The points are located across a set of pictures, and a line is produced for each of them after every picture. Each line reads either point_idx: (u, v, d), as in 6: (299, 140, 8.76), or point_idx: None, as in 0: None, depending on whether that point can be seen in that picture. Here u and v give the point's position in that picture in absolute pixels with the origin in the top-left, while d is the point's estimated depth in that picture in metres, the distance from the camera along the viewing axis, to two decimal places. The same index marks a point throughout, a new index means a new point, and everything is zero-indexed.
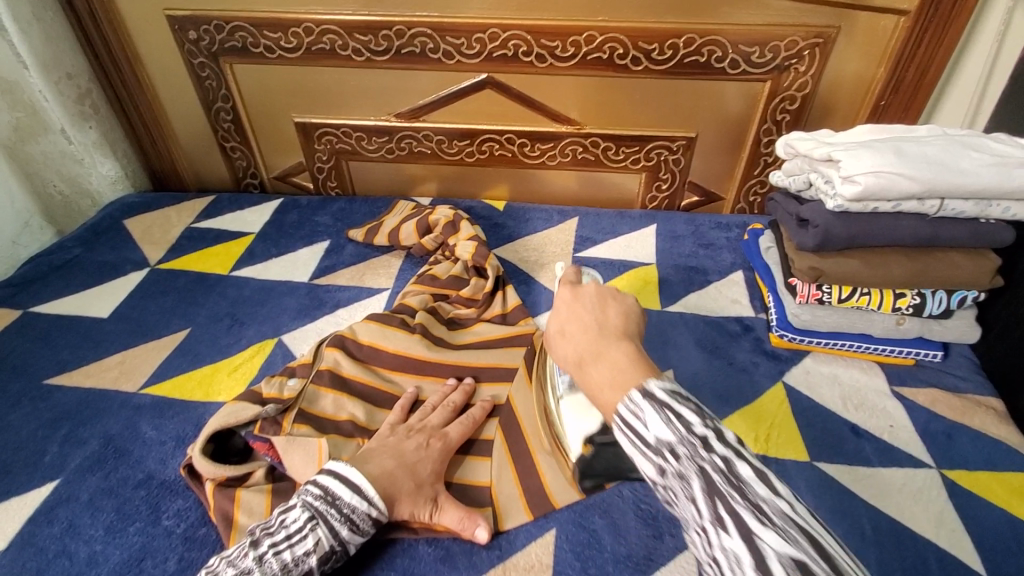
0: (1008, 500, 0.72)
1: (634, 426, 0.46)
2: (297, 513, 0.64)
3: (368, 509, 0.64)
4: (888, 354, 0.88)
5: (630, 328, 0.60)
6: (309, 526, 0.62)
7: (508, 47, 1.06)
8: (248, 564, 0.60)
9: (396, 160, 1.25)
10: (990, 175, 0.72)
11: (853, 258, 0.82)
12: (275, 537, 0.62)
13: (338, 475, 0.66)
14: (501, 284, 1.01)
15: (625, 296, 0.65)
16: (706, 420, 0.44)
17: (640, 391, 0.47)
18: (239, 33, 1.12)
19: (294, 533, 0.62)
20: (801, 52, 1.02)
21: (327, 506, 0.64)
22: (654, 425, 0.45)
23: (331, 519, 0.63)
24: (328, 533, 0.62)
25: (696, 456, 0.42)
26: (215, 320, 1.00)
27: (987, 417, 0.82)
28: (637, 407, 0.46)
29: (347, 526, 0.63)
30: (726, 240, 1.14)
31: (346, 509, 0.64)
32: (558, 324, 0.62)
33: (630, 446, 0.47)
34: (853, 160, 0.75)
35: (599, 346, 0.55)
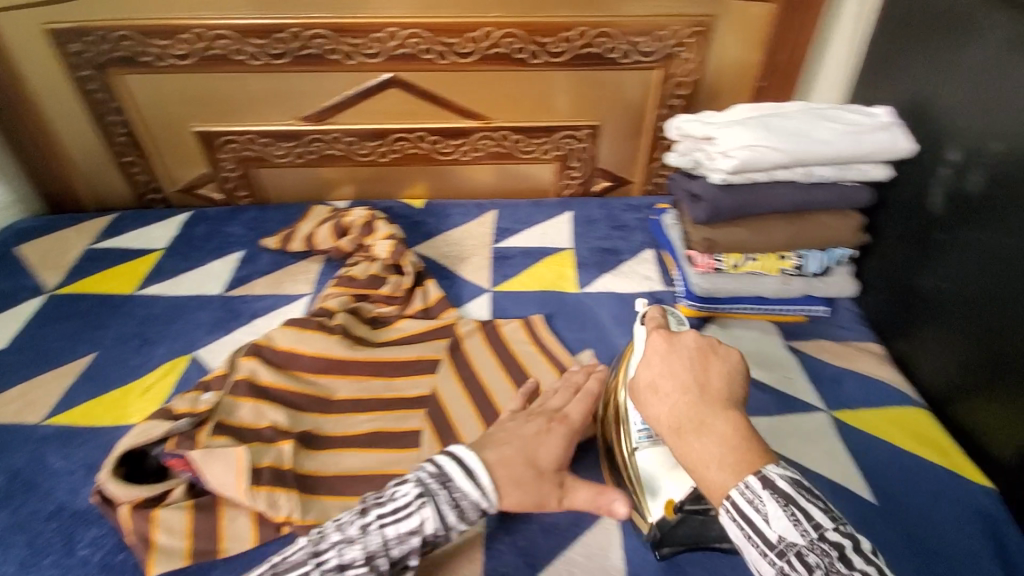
0: (887, 431, 0.81)
1: (751, 515, 0.49)
2: (410, 486, 0.61)
3: (480, 500, 0.60)
4: (783, 313, 0.96)
5: (735, 389, 0.58)
6: (418, 503, 0.59)
7: (409, 45, 1.07)
8: (354, 532, 0.58)
9: (307, 165, 1.23)
10: (844, 143, 0.80)
11: (740, 227, 0.89)
12: (383, 507, 0.60)
13: (457, 458, 0.62)
14: (421, 280, 1.03)
15: (727, 348, 0.61)
16: (837, 524, 0.48)
17: (761, 480, 0.50)
18: (124, 42, 1.07)
19: (401, 508, 0.59)
20: (684, 40, 1.09)
21: (440, 485, 0.60)
22: (779, 519, 0.48)
23: (442, 500, 0.60)
24: (433, 515, 0.59)
25: (830, 567, 0.46)
26: (123, 342, 0.95)
27: (868, 360, 0.91)
28: (756, 496, 0.50)
29: (455, 512, 0.60)
30: (637, 221, 1.20)
31: (457, 494, 0.60)
32: (651, 375, 0.60)
33: (741, 535, 0.50)
34: (727, 137, 0.82)
35: (704, 420, 0.55)
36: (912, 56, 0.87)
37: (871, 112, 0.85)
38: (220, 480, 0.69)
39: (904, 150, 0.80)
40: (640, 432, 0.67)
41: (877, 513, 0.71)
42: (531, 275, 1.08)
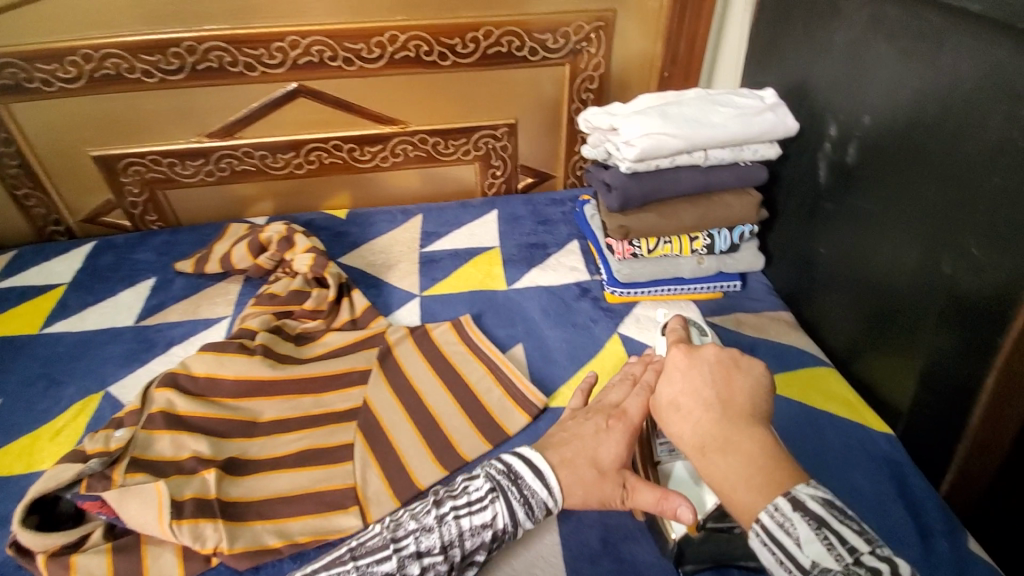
0: (798, 392, 0.86)
1: (782, 540, 0.46)
2: (481, 480, 0.62)
3: (547, 499, 0.61)
4: (698, 291, 1.01)
5: (762, 403, 0.55)
6: (489, 498, 0.61)
7: (312, 53, 1.05)
8: (429, 521, 0.60)
9: (218, 182, 1.18)
10: (735, 126, 0.85)
11: (651, 212, 0.92)
12: (457, 500, 0.61)
13: (526, 456, 0.63)
14: (345, 291, 1.01)
15: (748, 361, 0.58)
16: (874, 548, 0.45)
17: (792, 502, 0.47)
18: (8, 69, 1.00)
19: (475, 500, 0.61)
20: (588, 35, 1.12)
21: (511, 481, 0.61)
22: (812, 543, 0.45)
23: (513, 496, 0.61)
24: (505, 510, 0.60)
25: None
26: (27, 386, 0.88)
27: (779, 327, 0.97)
28: (787, 519, 0.46)
29: (525, 508, 0.60)
30: (561, 214, 1.22)
31: (527, 491, 0.61)
32: (672, 392, 0.58)
33: (772, 562, 0.47)
34: (629, 128, 0.85)
35: (732, 440, 0.52)
36: (792, 43, 0.92)
37: (760, 95, 0.90)
38: (142, 517, 0.66)
39: (790, 129, 0.86)
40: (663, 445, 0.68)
41: None
42: (459, 277, 1.08)
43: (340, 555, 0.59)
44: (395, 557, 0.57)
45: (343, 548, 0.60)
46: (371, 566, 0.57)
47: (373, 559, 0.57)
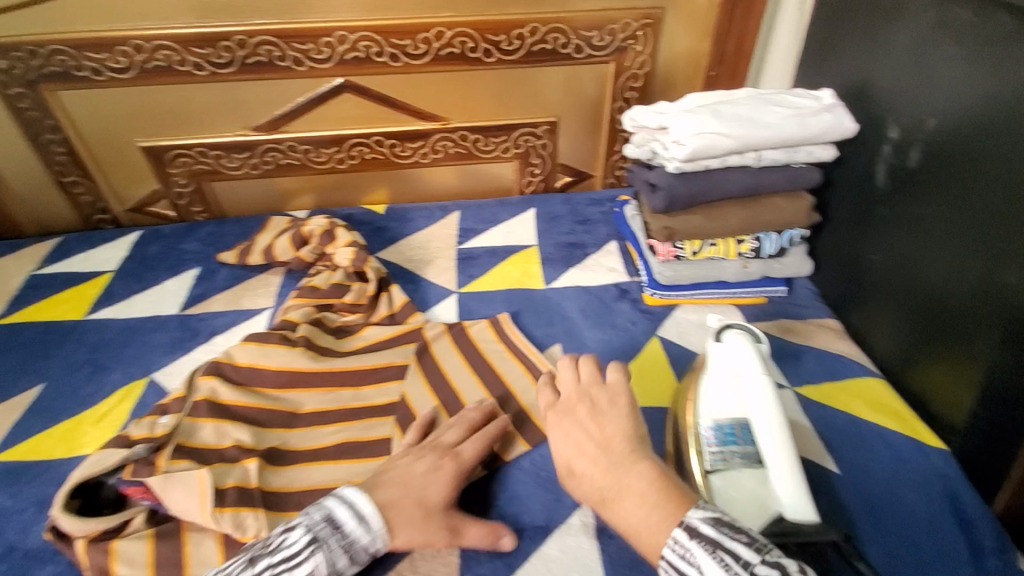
0: (848, 403, 0.83)
1: (683, 569, 0.50)
2: (296, 534, 0.57)
3: (367, 542, 0.59)
4: (741, 295, 0.98)
5: (635, 435, 0.61)
6: (308, 550, 0.56)
7: (359, 48, 1.06)
8: None
9: (263, 176, 1.20)
10: (790, 126, 0.82)
11: (697, 214, 0.90)
12: (275, 557, 0.56)
13: (348, 500, 0.60)
14: (385, 286, 1.02)
15: (618, 399, 0.65)
16: (763, 556, 0.48)
17: (685, 531, 0.51)
18: (57, 57, 1.03)
19: (289, 555, 0.56)
20: (635, 32, 1.11)
21: (332, 531, 0.58)
22: (709, 569, 0.48)
23: (331, 546, 0.57)
24: (325, 562, 0.56)
25: None
26: (74, 370, 0.91)
27: (826, 334, 0.93)
28: (687, 550, 0.50)
29: (346, 556, 0.58)
30: (600, 214, 1.21)
31: (348, 538, 0.58)
32: (565, 457, 0.62)
33: None
34: (679, 126, 0.83)
35: (626, 480, 0.56)
36: (852, 44, 0.88)
37: (816, 95, 0.87)
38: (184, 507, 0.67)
39: (847, 130, 0.82)
40: (713, 454, 0.68)
41: (842, 485, 0.73)
42: (497, 275, 1.07)
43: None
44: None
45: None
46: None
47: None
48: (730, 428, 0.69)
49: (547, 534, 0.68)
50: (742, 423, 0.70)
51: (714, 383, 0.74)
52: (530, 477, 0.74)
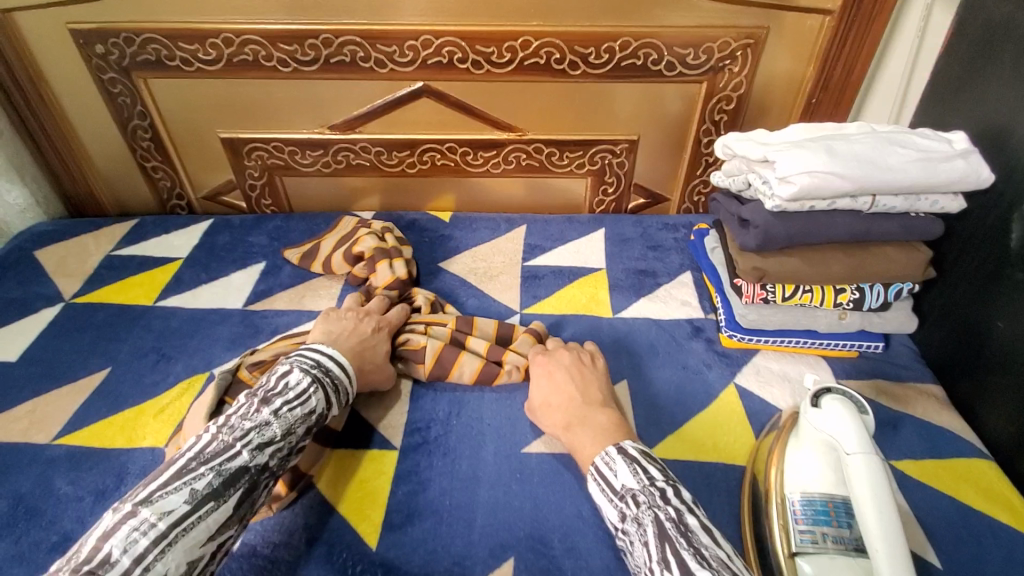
0: (955, 486, 0.73)
1: (605, 475, 0.63)
2: (298, 377, 0.68)
3: (351, 384, 0.74)
4: (832, 347, 0.89)
5: (605, 389, 0.75)
6: (312, 389, 0.68)
7: (443, 54, 1.03)
8: (265, 417, 0.63)
9: (333, 174, 1.20)
10: (916, 171, 0.73)
11: (794, 256, 0.83)
12: (283, 396, 0.66)
13: (320, 351, 0.73)
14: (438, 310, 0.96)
15: (594, 362, 0.80)
16: (665, 476, 0.61)
17: (617, 447, 0.65)
18: (151, 45, 1.04)
19: (299, 393, 0.67)
20: (733, 53, 1.03)
21: (324, 374, 0.70)
22: (623, 473, 0.62)
23: (328, 385, 0.70)
24: (326, 398, 0.69)
25: (653, 504, 0.58)
26: (140, 357, 0.92)
27: (928, 403, 0.83)
28: (611, 459, 0.64)
29: (337, 393, 0.71)
30: (674, 240, 1.14)
31: (337, 379, 0.72)
32: (543, 396, 0.75)
33: (600, 494, 0.63)
34: (787, 161, 0.76)
35: (575, 412, 0.71)
36: (995, 85, 0.78)
37: (945, 138, 0.78)
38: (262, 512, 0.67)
39: (983, 180, 0.73)
40: (802, 534, 0.61)
41: None
42: (563, 298, 1.02)
43: (179, 466, 0.57)
44: (245, 449, 0.60)
45: (179, 457, 0.59)
46: (223, 465, 0.58)
47: (223, 457, 0.59)
48: (823, 505, 0.63)
49: None
50: (837, 501, 0.63)
51: (802, 451, 0.67)
52: (592, 528, 0.68)
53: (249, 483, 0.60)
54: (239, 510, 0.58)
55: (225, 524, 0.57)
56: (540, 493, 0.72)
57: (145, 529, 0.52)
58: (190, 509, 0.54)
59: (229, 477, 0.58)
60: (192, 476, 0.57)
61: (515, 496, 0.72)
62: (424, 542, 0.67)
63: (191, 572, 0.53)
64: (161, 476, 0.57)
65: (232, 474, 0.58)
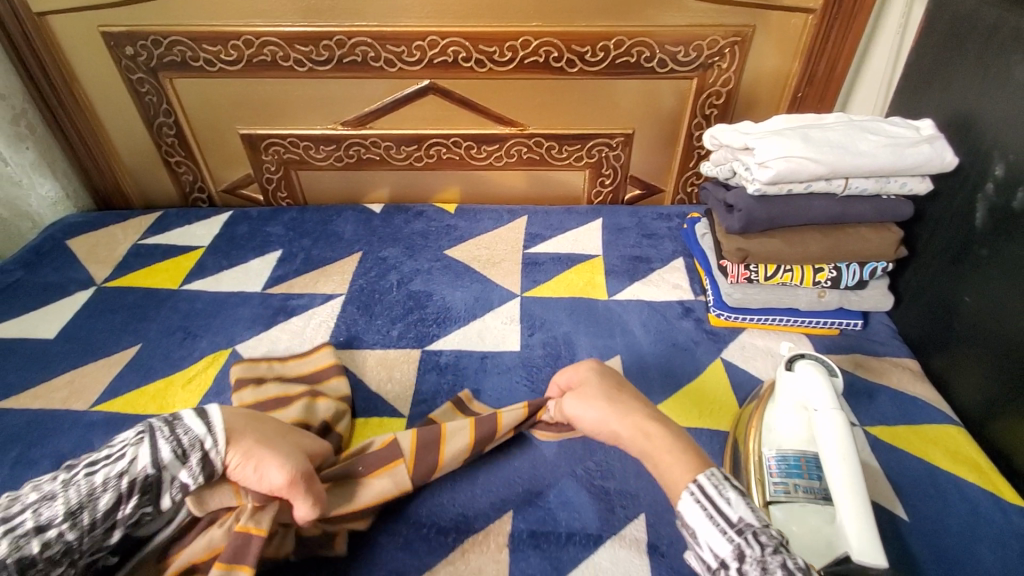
0: (924, 449, 0.79)
1: (714, 498, 0.55)
2: (128, 433, 0.59)
3: (201, 437, 0.58)
4: (813, 325, 0.95)
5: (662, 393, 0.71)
6: (133, 443, 0.57)
7: (448, 53, 1.10)
8: (54, 488, 0.55)
9: (345, 168, 1.27)
10: (885, 156, 0.79)
11: (774, 238, 0.89)
12: (98, 459, 0.57)
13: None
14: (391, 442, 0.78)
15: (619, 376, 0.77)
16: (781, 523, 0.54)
17: (727, 475, 0.57)
18: (177, 47, 1.12)
19: (117, 453, 0.57)
20: (722, 50, 1.09)
21: (163, 423, 0.59)
22: (739, 503, 0.54)
23: (155, 435, 0.58)
24: (147, 454, 0.56)
25: (780, 549, 0.51)
26: (168, 335, 0.99)
27: (904, 375, 0.89)
28: (721, 483, 0.56)
29: (171, 446, 0.57)
30: (668, 229, 1.20)
31: (178, 429, 0.58)
32: (610, 390, 0.69)
33: (703, 520, 0.55)
34: (766, 148, 0.82)
35: (635, 411, 0.66)
36: (960, 75, 0.84)
37: (914, 126, 0.84)
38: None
39: (947, 164, 0.79)
40: (776, 485, 0.67)
41: (912, 534, 0.69)
42: (561, 282, 1.08)
43: None
44: (5, 541, 0.51)
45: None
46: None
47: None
48: (795, 460, 0.68)
49: (599, 544, 0.68)
50: (809, 457, 0.69)
51: (777, 414, 0.73)
52: (584, 485, 0.74)
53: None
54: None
55: None
56: (537, 455, 0.78)
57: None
58: None
59: None
60: None
61: (513, 458, 0.78)
62: (430, 496, 0.73)
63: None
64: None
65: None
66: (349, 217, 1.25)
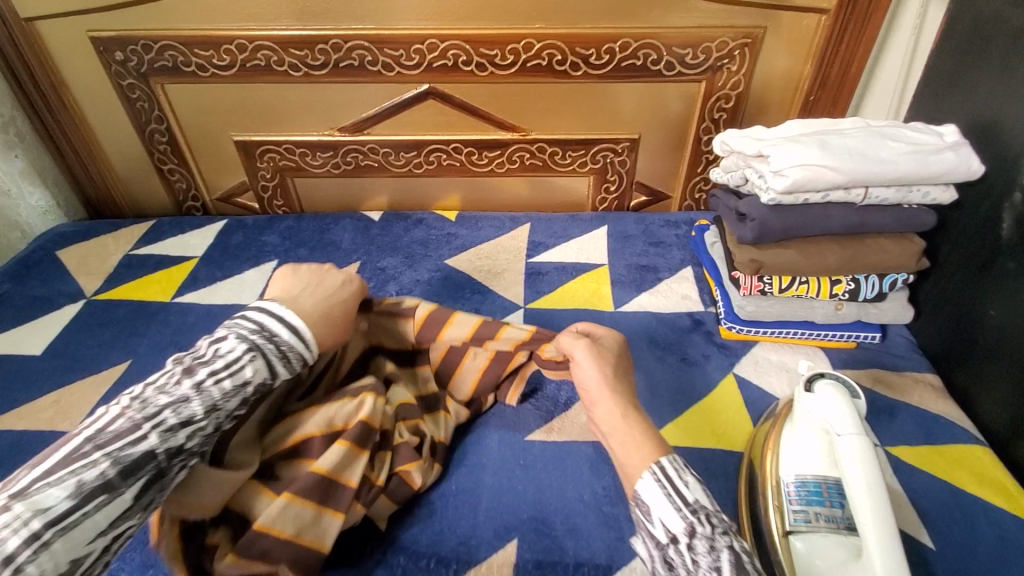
0: (949, 470, 0.75)
1: (673, 480, 0.55)
2: (233, 343, 0.60)
3: (303, 352, 0.64)
4: (830, 338, 0.91)
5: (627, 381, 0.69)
6: (248, 356, 0.60)
7: (448, 57, 1.07)
8: (184, 392, 0.56)
9: (342, 175, 1.24)
10: (907, 163, 0.76)
11: (789, 249, 0.85)
12: (210, 365, 0.58)
13: (268, 312, 0.65)
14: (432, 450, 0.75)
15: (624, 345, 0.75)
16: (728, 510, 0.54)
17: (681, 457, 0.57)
18: (168, 52, 1.09)
19: (231, 361, 0.59)
20: (731, 52, 1.06)
21: (265, 338, 0.62)
22: (695, 487, 0.54)
23: (268, 353, 0.61)
24: (266, 366, 0.61)
25: (729, 532, 0.52)
26: (158, 350, 0.95)
27: (925, 391, 0.85)
28: (679, 465, 0.56)
29: (282, 362, 0.62)
30: (676, 237, 1.16)
31: (284, 346, 0.63)
32: (592, 358, 0.70)
33: (659, 496, 0.54)
34: (781, 156, 0.78)
35: (626, 398, 0.65)
36: (985, 77, 0.80)
37: (936, 131, 0.80)
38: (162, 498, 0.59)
39: (973, 172, 0.75)
40: (796, 513, 0.63)
41: (940, 565, 0.65)
42: (566, 292, 1.04)
43: (74, 448, 0.50)
44: (155, 434, 0.52)
45: (78, 435, 0.52)
46: (124, 451, 0.51)
47: (126, 442, 0.51)
48: (816, 487, 0.64)
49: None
50: (830, 482, 0.65)
51: (796, 436, 0.69)
52: (592, 510, 0.70)
53: (158, 469, 0.52)
54: (143, 500, 0.52)
55: (126, 514, 0.51)
56: (543, 478, 0.74)
57: (15, 528, 0.45)
58: (74, 505, 0.48)
59: (129, 467, 0.50)
60: (87, 463, 0.49)
61: (518, 482, 0.74)
62: (432, 523, 0.70)
63: (73, 572, 0.48)
64: (48, 461, 0.49)
65: (133, 462, 0.51)
66: (347, 225, 1.21)
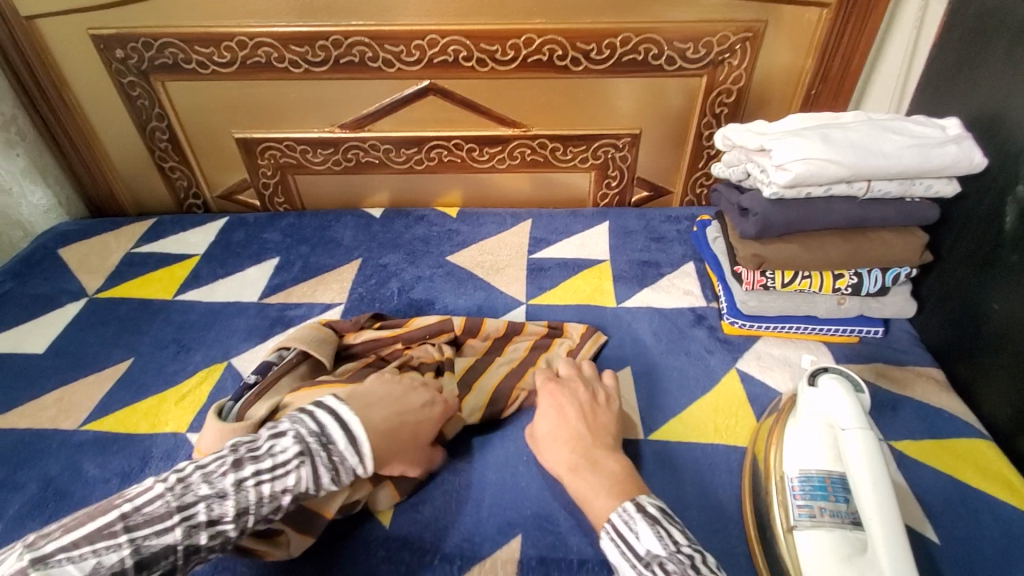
0: (954, 465, 0.74)
1: (624, 533, 0.55)
2: (288, 445, 0.56)
3: (355, 465, 0.59)
4: (832, 333, 0.91)
5: (611, 430, 0.68)
6: (296, 462, 0.56)
7: (448, 52, 1.07)
8: (224, 487, 0.52)
9: (343, 172, 1.23)
10: (910, 157, 0.75)
11: (792, 243, 0.85)
12: (259, 463, 0.55)
13: (336, 413, 0.60)
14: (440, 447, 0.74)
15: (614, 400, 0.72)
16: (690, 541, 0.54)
17: (635, 504, 0.57)
18: (169, 49, 1.08)
19: (277, 464, 0.55)
20: (732, 46, 1.05)
21: (321, 445, 0.58)
22: (647, 536, 0.54)
23: (319, 461, 0.57)
24: (310, 476, 0.56)
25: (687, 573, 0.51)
26: (161, 348, 0.95)
27: (928, 385, 0.85)
28: (630, 517, 0.56)
29: (330, 474, 0.57)
30: (677, 232, 1.16)
31: (336, 457, 0.58)
32: (550, 425, 0.68)
33: (616, 556, 0.55)
34: (784, 149, 0.78)
35: (578, 451, 0.64)
36: (987, 70, 0.80)
37: (937, 124, 0.80)
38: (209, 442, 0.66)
39: (975, 165, 0.75)
40: (800, 508, 0.63)
41: (943, 557, 0.65)
42: (567, 288, 1.04)
43: (106, 521, 0.48)
44: (180, 528, 0.50)
45: (117, 506, 0.50)
46: (146, 540, 0.48)
47: (152, 530, 0.49)
48: (820, 481, 0.64)
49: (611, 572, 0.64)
50: (835, 477, 0.64)
51: (802, 431, 0.69)
52: None
53: (172, 566, 0.49)
54: None
55: None
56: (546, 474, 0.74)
57: None
58: None
59: (145, 560, 0.48)
60: (108, 544, 0.47)
61: (521, 477, 0.74)
62: (435, 520, 0.70)
63: None
64: (79, 531, 0.48)
65: (151, 555, 0.48)
66: (348, 222, 1.21)
